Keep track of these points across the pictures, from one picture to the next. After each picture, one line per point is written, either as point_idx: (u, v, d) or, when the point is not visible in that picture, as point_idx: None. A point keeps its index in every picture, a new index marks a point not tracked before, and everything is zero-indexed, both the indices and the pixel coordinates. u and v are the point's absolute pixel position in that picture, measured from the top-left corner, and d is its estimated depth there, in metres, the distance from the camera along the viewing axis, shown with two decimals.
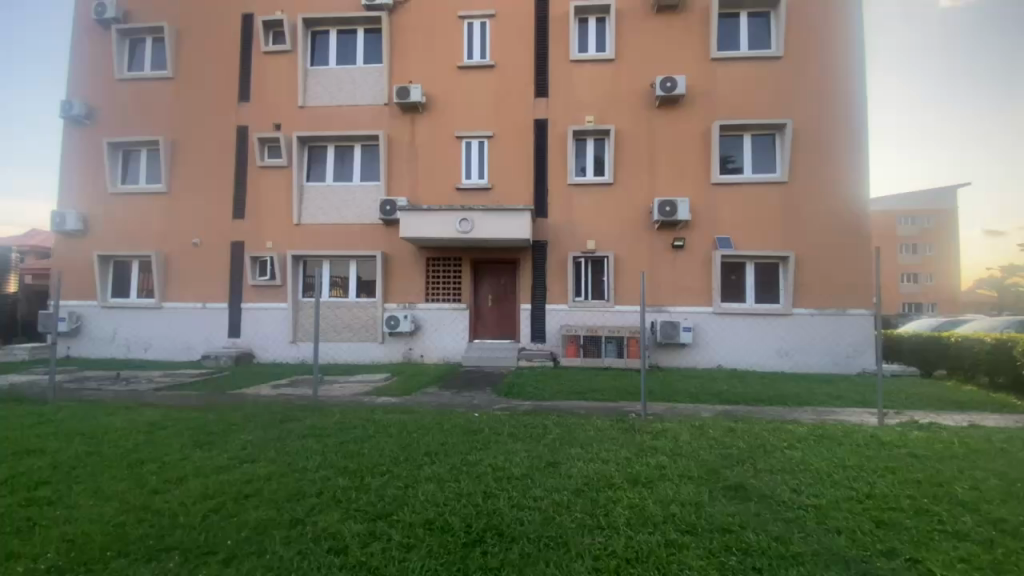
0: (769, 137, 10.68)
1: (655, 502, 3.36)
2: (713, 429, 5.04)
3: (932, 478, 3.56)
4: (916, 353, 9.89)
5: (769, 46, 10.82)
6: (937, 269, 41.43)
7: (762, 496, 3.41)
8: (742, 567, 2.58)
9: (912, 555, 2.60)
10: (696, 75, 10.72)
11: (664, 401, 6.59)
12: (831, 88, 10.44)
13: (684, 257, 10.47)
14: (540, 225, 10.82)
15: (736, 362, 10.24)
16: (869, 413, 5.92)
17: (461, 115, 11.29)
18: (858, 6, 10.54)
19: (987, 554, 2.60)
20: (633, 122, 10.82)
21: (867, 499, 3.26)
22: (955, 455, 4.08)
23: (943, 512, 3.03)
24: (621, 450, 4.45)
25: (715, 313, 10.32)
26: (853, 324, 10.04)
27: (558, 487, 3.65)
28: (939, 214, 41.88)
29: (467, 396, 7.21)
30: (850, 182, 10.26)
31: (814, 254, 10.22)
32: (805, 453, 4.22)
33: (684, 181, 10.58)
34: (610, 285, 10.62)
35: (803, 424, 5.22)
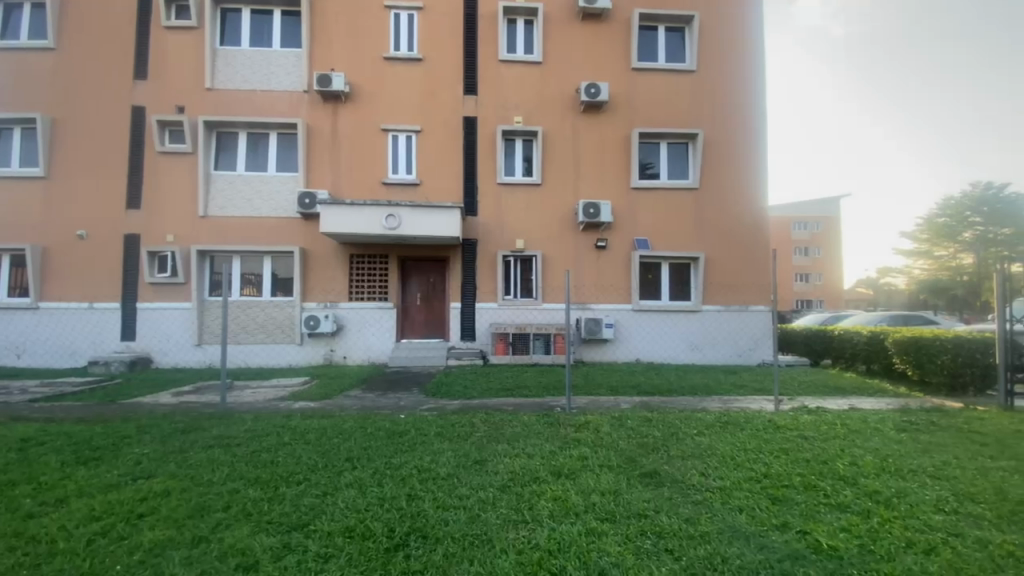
0: (683, 145, 11.39)
1: (577, 493, 3.45)
2: (632, 419, 5.28)
3: (818, 456, 3.97)
4: (806, 344, 11.04)
5: (683, 60, 11.54)
6: (824, 270, 46.47)
7: (674, 481, 3.62)
8: (656, 549, 2.71)
9: (802, 527, 2.86)
10: (618, 82, 11.17)
11: (587, 395, 6.81)
12: (737, 102, 11.33)
13: (607, 257, 10.90)
14: (469, 223, 10.77)
15: (654, 356, 10.82)
16: (767, 400, 6.51)
17: (387, 108, 10.95)
18: (760, 28, 11.52)
19: (862, 521, 2.92)
20: (559, 124, 11.08)
21: (764, 478, 3.57)
22: (836, 435, 4.58)
23: (828, 487, 3.38)
24: (546, 444, 4.53)
25: (635, 310, 10.84)
26: (756, 320, 10.98)
27: (484, 485, 3.65)
28: (825, 221, 47.05)
29: (392, 398, 7.00)
30: (752, 189, 11.21)
31: (722, 255, 11.04)
32: (712, 439, 4.54)
33: (607, 184, 11.01)
34: (538, 284, 10.80)
35: (711, 412, 5.62)
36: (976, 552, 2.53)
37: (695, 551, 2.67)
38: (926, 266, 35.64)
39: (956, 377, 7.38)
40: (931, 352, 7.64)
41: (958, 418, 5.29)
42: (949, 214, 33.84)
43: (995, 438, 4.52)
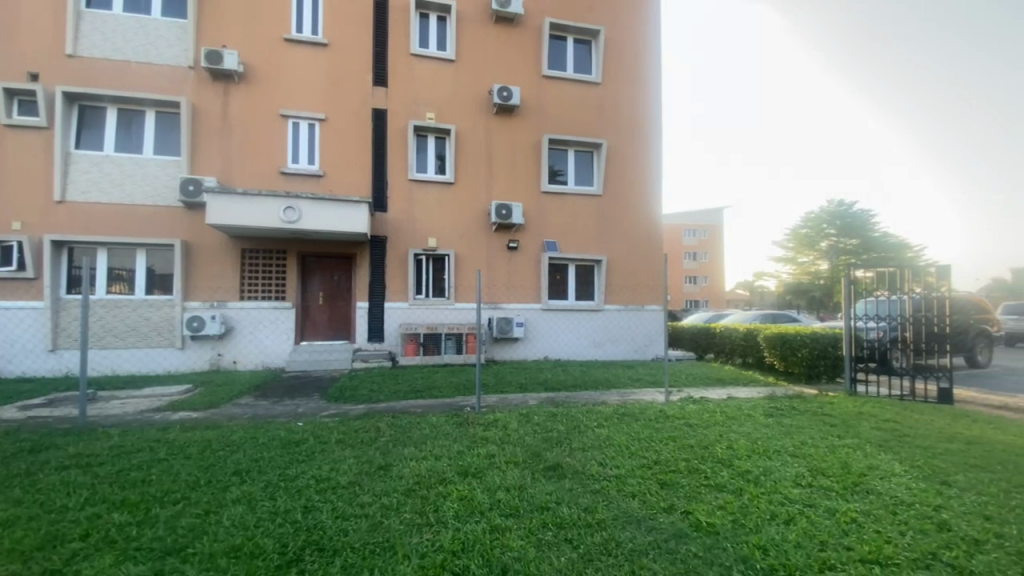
0: (589, 152, 11.96)
1: (483, 491, 3.47)
2: (538, 415, 5.41)
3: (700, 442, 4.36)
4: (692, 340, 12.09)
5: (590, 71, 12.12)
6: (711, 273, 51.28)
7: (575, 472, 3.77)
8: (556, 540, 2.80)
9: (685, 508, 3.12)
10: (530, 87, 11.44)
11: (496, 393, 6.87)
12: (638, 116, 12.12)
13: (518, 257, 11.09)
14: (377, 219, 10.39)
15: (561, 354, 11.21)
16: (659, 391, 7.05)
17: (289, 93, 10.22)
18: (658, 47, 12.42)
19: (736, 499, 3.23)
20: (472, 124, 11.08)
21: (655, 465, 3.84)
22: (717, 422, 5.06)
23: (708, 470, 3.72)
24: (454, 444, 4.50)
25: (543, 309, 11.15)
26: (652, 318, 11.82)
27: (387, 490, 3.52)
28: (712, 229, 51.98)
29: (290, 404, 6.54)
30: (650, 198, 12.06)
31: (623, 258, 11.74)
32: (611, 430, 4.80)
33: (518, 186, 11.21)
34: (450, 283, 10.70)
35: (610, 405, 5.95)
36: (825, 519, 2.92)
37: (592, 539, 2.79)
38: (791, 271, 40.69)
39: (813, 367, 8.52)
40: (793, 345, 8.74)
41: (813, 403, 6.11)
42: (811, 228, 39.18)
43: (840, 420, 5.28)
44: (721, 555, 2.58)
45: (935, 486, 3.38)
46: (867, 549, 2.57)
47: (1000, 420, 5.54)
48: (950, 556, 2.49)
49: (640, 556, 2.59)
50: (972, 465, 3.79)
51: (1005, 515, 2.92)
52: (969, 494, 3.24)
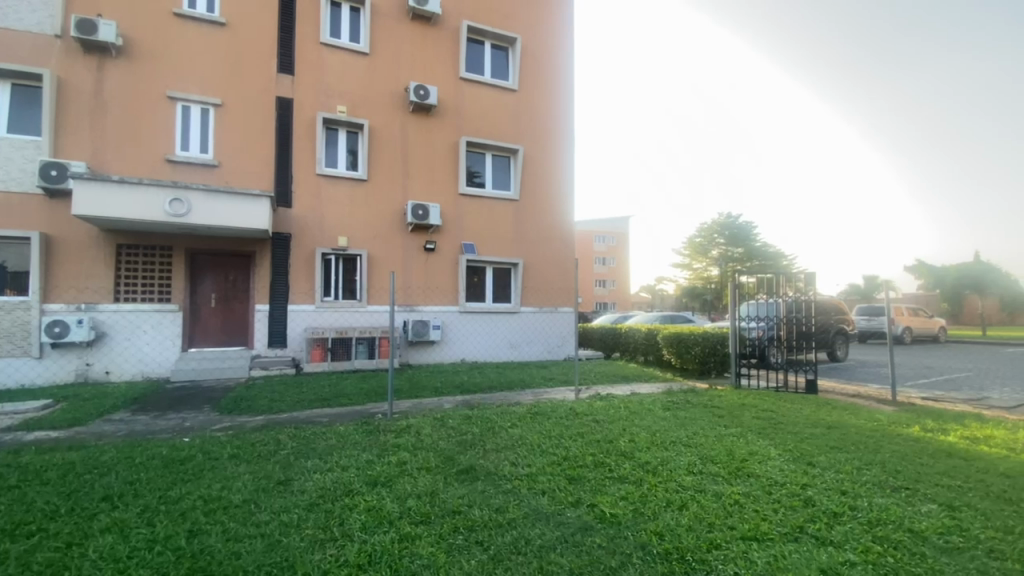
0: (506, 157, 12.13)
1: (393, 500, 3.36)
2: (453, 418, 5.37)
3: (606, 437, 4.58)
4: (600, 339, 12.70)
5: (506, 77, 12.31)
6: (620, 277, 54.42)
7: (487, 473, 3.79)
8: (467, 544, 2.78)
9: (591, 501, 3.25)
10: (447, 88, 11.35)
11: (410, 398, 6.72)
12: (552, 124, 12.51)
13: (435, 259, 10.93)
14: (282, 216, 9.71)
15: (477, 356, 11.21)
16: (570, 390, 7.32)
17: (179, 73, 9.24)
18: (571, 60, 12.94)
19: (637, 489, 3.42)
20: (387, 122, 10.76)
21: (564, 461, 3.98)
22: (621, 417, 5.35)
23: (612, 463, 3.92)
24: (364, 453, 4.32)
25: (460, 311, 11.09)
26: (564, 320, 12.27)
27: (287, 507, 3.29)
28: (620, 236, 55.22)
29: (175, 418, 5.88)
30: (563, 203, 12.49)
31: (538, 262, 12.04)
32: (523, 429, 4.88)
33: (436, 187, 11.07)
34: (362, 285, 10.29)
35: (524, 404, 6.06)
36: (713, 503, 3.19)
37: (502, 539, 2.81)
38: (688, 277, 44.45)
39: (704, 364, 9.38)
40: (688, 344, 9.53)
41: (705, 396, 6.71)
42: (705, 237, 43.09)
43: (726, 411, 5.83)
44: (623, 544, 2.72)
45: (802, 466, 3.84)
46: (748, 527, 2.85)
47: (852, 406, 6.44)
48: (815, 529, 2.83)
49: (548, 552, 2.65)
50: (832, 447, 4.35)
51: (857, 489, 3.38)
52: (829, 472, 3.72)
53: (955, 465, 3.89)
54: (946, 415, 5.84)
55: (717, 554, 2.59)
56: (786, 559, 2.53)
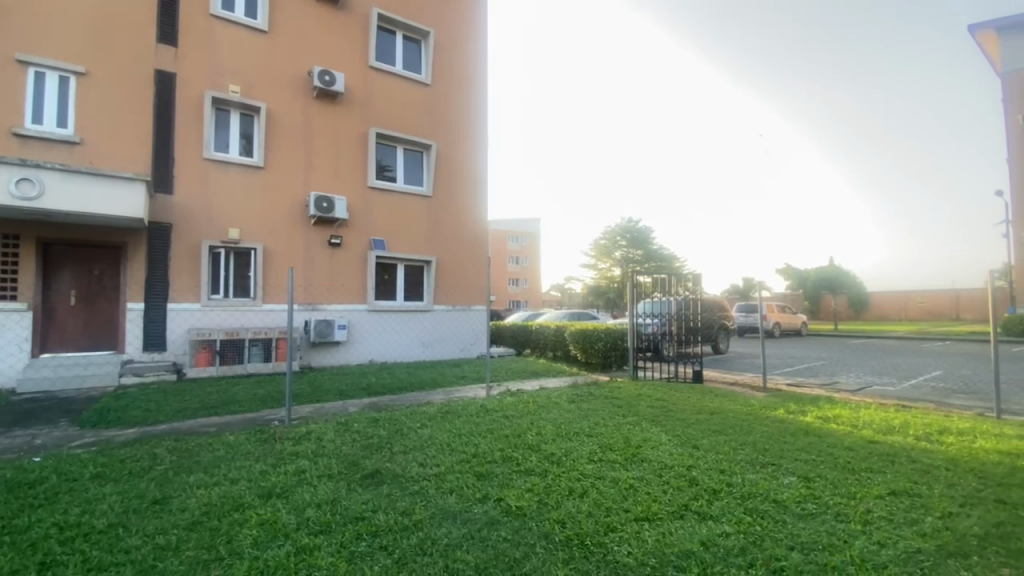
0: (417, 152, 11.87)
1: (289, 511, 3.15)
2: (358, 422, 5.15)
3: (515, 432, 4.68)
4: (512, 337, 12.91)
5: (419, 71, 12.06)
6: (532, 276, 55.80)
7: (394, 476, 3.68)
8: (369, 550, 2.69)
9: (498, 496, 3.30)
10: (355, 76, 10.86)
11: (311, 403, 6.33)
12: (465, 121, 12.48)
13: (340, 255, 10.41)
14: (161, 204, 8.67)
15: (386, 357, 10.88)
16: (481, 387, 7.37)
17: (29, 32, 7.90)
18: (484, 60, 12.99)
19: (543, 481, 3.53)
20: (288, 106, 10.05)
21: (473, 458, 3.99)
22: (529, 411, 5.49)
23: (520, 456, 4.01)
24: (257, 464, 4.00)
25: (368, 310, 10.68)
26: (477, 318, 12.32)
27: (165, 528, 2.95)
28: (532, 236, 56.61)
29: (22, 436, 5.03)
30: (476, 202, 12.50)
31: (450, 260, 11.94)
32: (433, 429, 4.82)
33: (342, 179, 10.54)
34: (257, 282, 9.50)
35: (434, 404, 5.99)
36: (611, 488, 3.38)
37: (407, 542, 2.75)
38: (595, 277, 46.83)
39: (606, 357, 9.89)
40: (593, 339, 10.01)
41: (607, 388, 7.10)
42: (610, 240, 45.65)
43: (625, 401, 6.22)
44: (527, 535, 2.79)
45: (688, 449, 4.21)
46: (641, 509, 3.06)
47: (730, 393, 7.18)
48: (697, 506, 3.11)
49: (454, 550, 2.65)
50: (714, 431, 4.82)
51: (733, 467, 3.79)
52: (711, 453, 4.12)
53: (811, 442, 4.50)
54: (806, 398, 6.74)
55: (613, 536, 2.76)
56: (672, 535, 2.76)
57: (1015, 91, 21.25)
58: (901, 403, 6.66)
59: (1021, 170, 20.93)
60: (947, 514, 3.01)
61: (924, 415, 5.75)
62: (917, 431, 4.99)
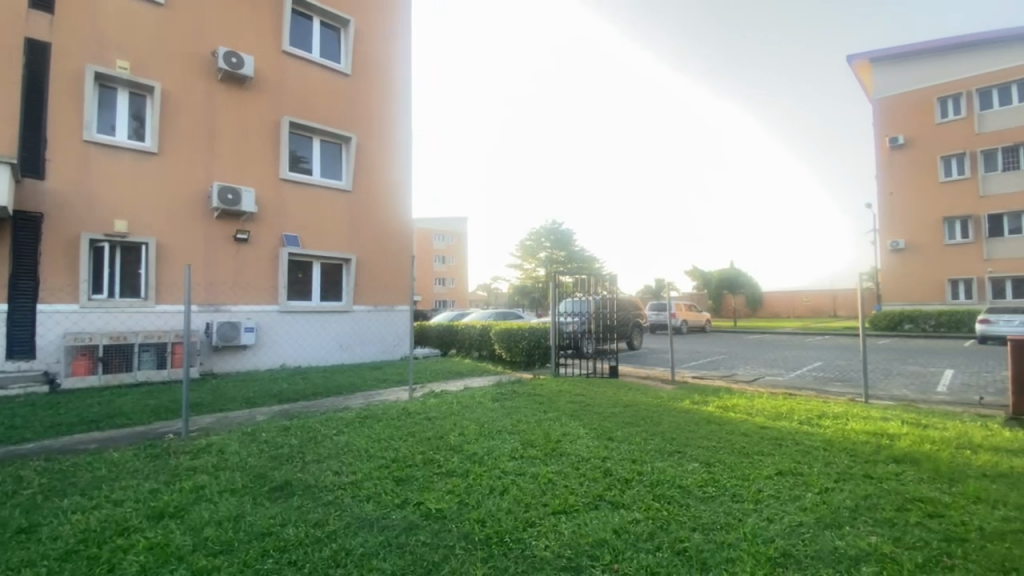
0: (335, 145, 11.36)
1: (185, 532, 2.87)
2: (267, 431, 4.82)
3: (436, 433, 4.62)
4: (437, 338, 12.75)
5: (338, 60, 11.53)
6: (458, 276, 55.54)
7: (306, 487, 3.49)
8: (276, 567, 2.52)
9: (417, 500, 3.23)
10: (267, 61, 10.16)
11: (213, 413, 5.83)
12: (387, 115, 12.14)
13: (248, 251, 9.69)
14: (29, 190, 7.56)
15: (300, 360, 10.29)
16: (403, 389, 7.20)
17: None
18: (407, 54, 12.72)
19: (463, 482, 3.51)
20: (188, 88, 9.19)
21: (392, 463, 3.88)
22: (452, 412, 5.45)
23: (441, 458, 3.97)
24: (147, 482, 3.61)
25: (280, 311, 10.04)
26: (399, 318, 12.03)
27: (29, 561, 2.56)
28: (459, 235, 56.34)
29: None
30: (398, 199, 12.20)
31: (371, 258, 11.55)
32: (350, 435, 4.64)
33: (251, 170, 9.82)
34: (149, 280, 8.58)
35: (352, 409, 5.75)
36: (530, 484, 3.44)
37: (319, 555, 2.61)
38: (520, 277, 47.61)
39: (530, 355, 10.14)
40: (516, 337, 10.19)
41: (529, 386, 7.24)
42: (535, 241, 46.61)
43: (547, 398, 6.38)
44: (447, 537, 2.77)
45: (603, 442, 4.40)
46: (559, 503, 3.14)
47: (644, 386, 7.61)
48: (611, 496, 3.26)
49: (369, 559, 2.56)
50: (628, 423, 5.07)
51: (644, 456, 4.01)
52: (625, 444, 4.33)
53: (712, 430, 4.88)
54: (709, 390, 7.31)
55: (531, 531, 2.81)
56: (587, 525, 2.86)
57: (882, 116, 24.45)
58: (789, 392, 7.43)
59: (886, 185, 24.15)
60: (823, 489, 3.40)
61: (807, 402, 6.46)
62: (800, 416, 5.58)
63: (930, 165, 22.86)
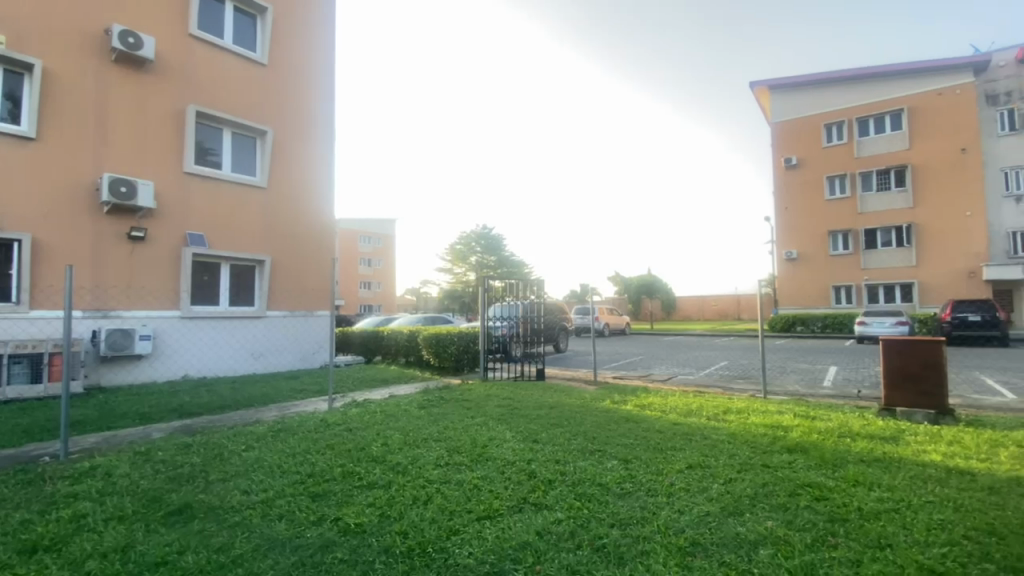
0: (250, 139, 10.65)
1: (60, 568, 2.52)
2: (164, 450, 4.38)
3: (357, 445, 4.44)
4: (361, 344, 12.29)
5: (254, 49, 10.83)
6: (385, 279, 54.05)
7: (209, 509, 3.21)
8: None
9: (335, 515, 3.08)
10: (171, 44, 9.32)
11: (99, 432, 5.19)
12: (308, 111, 11.58)
13: (146, 251, 8.78)
14: None
15: (206, 370, 9.49)
16: (322, 400, 6.85)
17: None
18: (330, 49, 12.23)
19: (385, 494, 3.39)
20: (74, 67, 8.20)
21: (308, 479, 3.67)
22: (374, 421, 5.27)
23: (362, 470, 3.81)
24: (13, 513, 3.13)
25: (182, 317, 9.20)
26: (319, 324, 11.47)
27: None
28: (386, 238, 54.86)
29: None
30: (319, 199, 11.65)
31: (287, 261, 10.92)
32: (261, 451, 4.33)
33: (149, 162, 8.93)
34: (21, 282, 7.50)
35: (264, 422, 5.38)
36: (455, 492, 3.40)
37: None
38: (449, 281, 47.30)
39: (460, 360, 10.04)
40: (445, 342, 10.09)
41: (456, 392, 7.18)
42: (464, 245, 46.56)
43: (474, 403, 6.36)
44: (366, 552, 2.66)
45: (528, 445, 4.46)
46: (483, 508, 3.14)
47: (568, 389, 7.82)
48: (534, 498, 3.30)
49: None
50: (552, 424, 5.18)
51: (567, 457, 4.12)
52: (549, 446, 4.42)
53: (631, 428, 5.12)
54: (628, 390, 7.67)
55: (455, 539, 2.78)
56: (510, 529, 2.87)
57: (779, 139, 27.07)
58: (700, 390, 7.98)
59: (783, 201, 26.76)
60: (728, 480, 3.67)
61: (715, 399, 6.96)
62: (708, 412, 6.02)
63: (817, 184, 25.71)
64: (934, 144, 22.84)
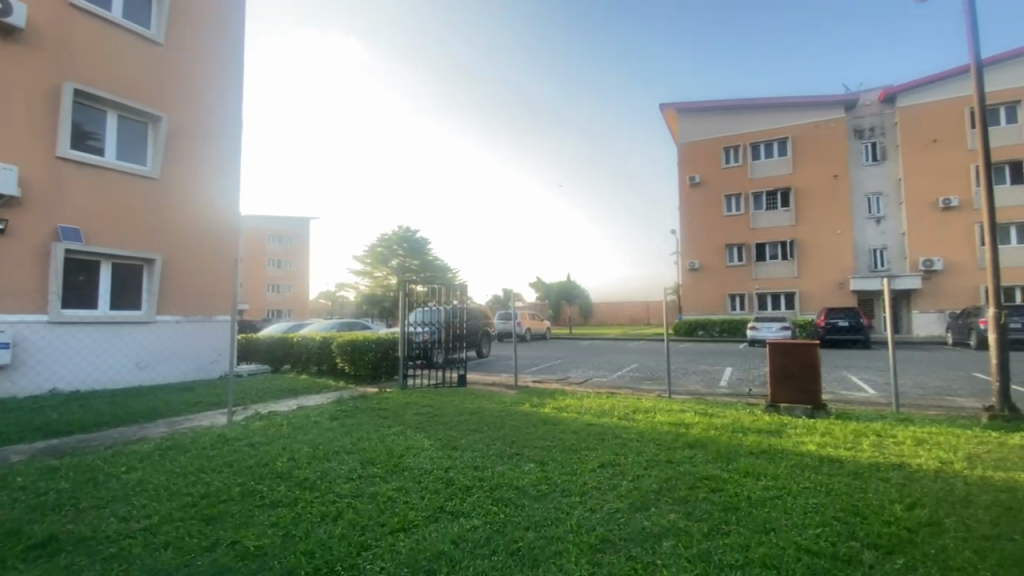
0: (140, 125, 9.59)
1: None
2: (23, 475, 3.79)
3: (260, 461, 4.12)
4: (268, 351, 11.48)
5: (147, 26, 9.77)
6: (298, 282, 51.02)
7: (79, 541, 2.81)
8: None
9: (232, 539, 2.84)
10: (44, 10, 8.16)
11: None
12: (210, 99, 10.67)
13: (4, 246, 7.55)
14: None
15: (80, 383, 8.40)
16: (221, 413, 6.30)
17: None
18: (238, 34, 11.36)
19: (290, 512, 3.18)
20: None
21: (201, 500, 3.35)
22: (280, 435, 4.93)
23: (265, 488, 3.55)
24: None
25: (51, 322, 8.04)
26: (219, 331, 10.58)
27: None
28: (300, 238, 51.84)
29: None
30: (220, 195, 10.74)
31: (182, 261, 9.94)
32: (145, 472, 3.88)
33: (11, 142, 7.71)
34: None
35: (150, 440, 4.84)
36: (367, 505, 3.28)
37: None
38: (368, 284, 45.66)
39: (377, 367, 9.72)
40: (363, 349, 9.72)
41: (372, 400, 6.93)
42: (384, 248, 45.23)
43: (391, 411, 6.17)
44: None
45: (446, 452, 4.41)
46: (397, 520, 3.05)
47: (487, 393, 7.85)
48: (450, 506, 3.27)
49: None
50: (470, 430, 5.17)
51: (485, 462, 4.12)
52: (466, 452, 4.41)
53: (547, 430, 5.25)
54: (546, 393, 7.85)
55: (367, 555, 2.67)
56: (425, 540, 2.82)
57: (685, 157, 29.16)
58: (613, 391, 8.37)
59: (688, 215, 28.87)
60: (635, 477, 3.88)
61: (626, 400, 7.34)
62: (620, 412, 6.33)
63: (718, 201, 28.09)
64: (813, 170, 25.95)
